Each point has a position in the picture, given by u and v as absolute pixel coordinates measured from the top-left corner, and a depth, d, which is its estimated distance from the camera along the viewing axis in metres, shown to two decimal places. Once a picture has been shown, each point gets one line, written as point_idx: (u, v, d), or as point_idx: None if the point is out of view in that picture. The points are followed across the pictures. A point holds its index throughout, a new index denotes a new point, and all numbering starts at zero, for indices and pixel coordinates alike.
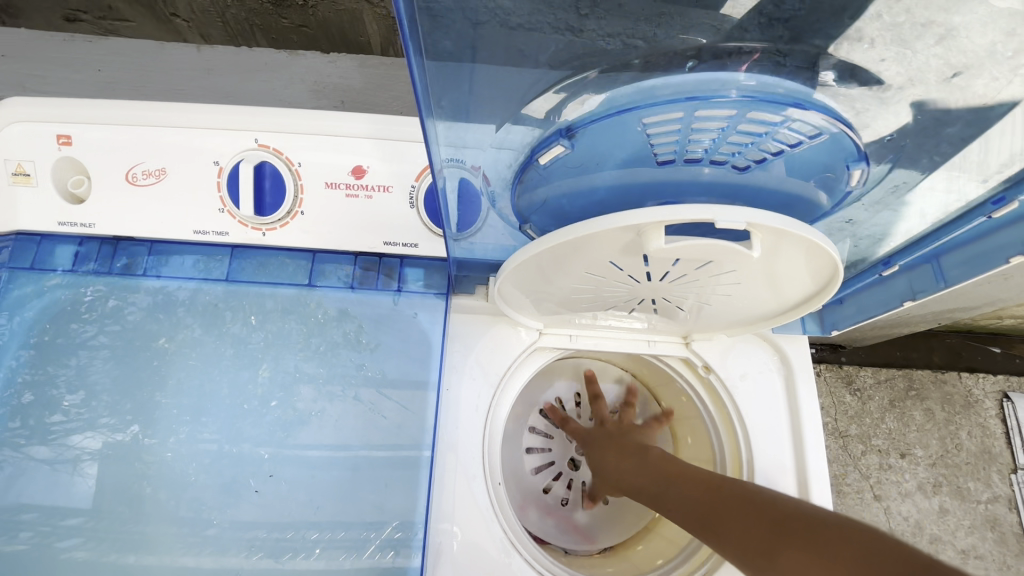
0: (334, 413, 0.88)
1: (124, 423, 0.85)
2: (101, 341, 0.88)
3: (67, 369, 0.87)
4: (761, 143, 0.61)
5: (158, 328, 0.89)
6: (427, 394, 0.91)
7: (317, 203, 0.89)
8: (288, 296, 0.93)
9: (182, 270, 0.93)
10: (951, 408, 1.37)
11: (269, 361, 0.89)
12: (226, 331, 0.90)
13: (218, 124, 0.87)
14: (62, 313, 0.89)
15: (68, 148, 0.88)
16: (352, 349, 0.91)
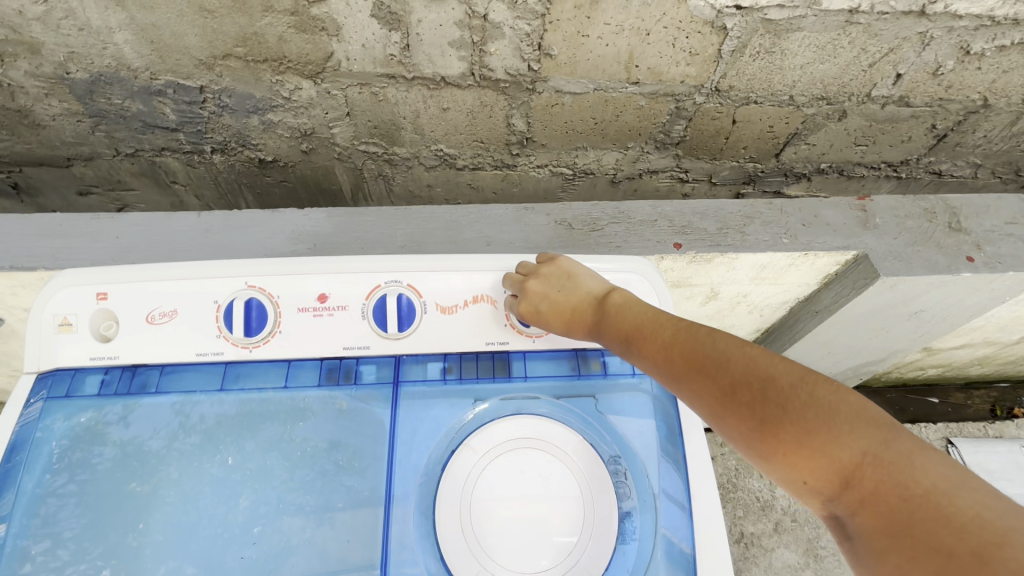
0: (308, 563, 0.50)
1: (96, 574, 0.49)
2: (77, 484, 0.52)
3: (39, 516, 0.50)
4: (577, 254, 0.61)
5: (138, 469, 0.53)
6: (412, 521, 0.52)
7: (290, 335, 0.56)
8: (265, 422, 0.55)
9: (169, 389, 0.56)
10: None
11: (248, 498, 0.52)
12: (210, 464, 0.53)
13: (191, 267, 0.57)
14: (66, 443, 0.53)
15: (107, 302, 0.56)
16: (338, 476, 0.53)
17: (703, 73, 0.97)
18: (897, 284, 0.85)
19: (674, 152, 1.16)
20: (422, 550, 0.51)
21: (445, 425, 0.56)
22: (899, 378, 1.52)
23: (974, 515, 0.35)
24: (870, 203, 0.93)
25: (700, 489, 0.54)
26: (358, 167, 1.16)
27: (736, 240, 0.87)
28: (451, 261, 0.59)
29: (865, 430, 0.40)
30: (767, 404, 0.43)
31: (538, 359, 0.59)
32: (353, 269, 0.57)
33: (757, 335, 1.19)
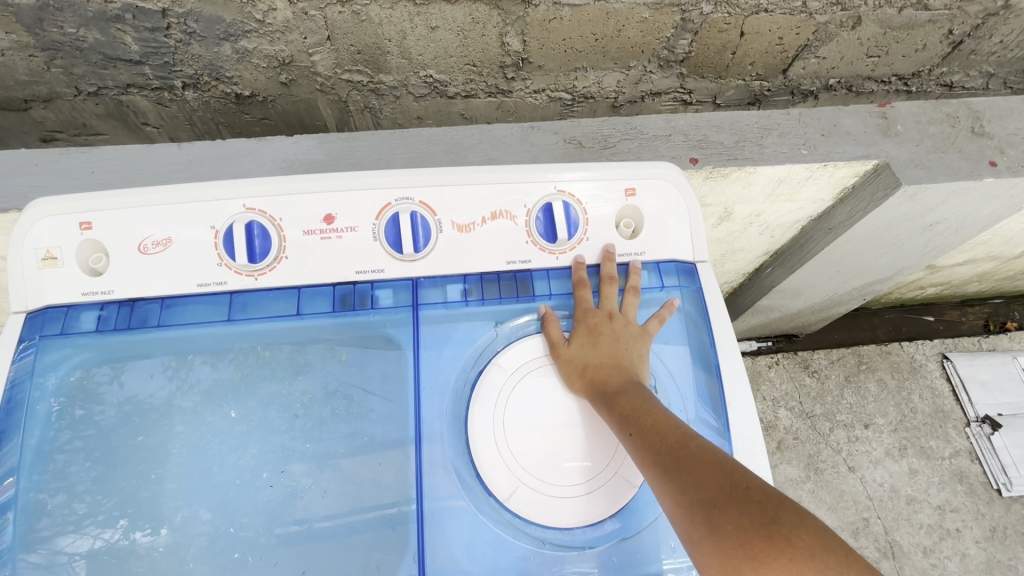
0: (334, 498, 0.49)
1: (114, 524, 0.49)
2: (83, 441, 0.51)
3: (49, 473, 0.49)
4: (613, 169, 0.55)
5: (142, 423, 0.51)
6: (444, 446, 0.50)
7: (298, 259, 0.52)
8: (264, 378, 0.53)
9: (157, 343, 0.53)
10: (900, 374, 1.44)
11: (254, 448, 0.51)
12: (218, 414, 0.52)
13: (181, 191, 0.52)
14: (62, 401, 0.51)
15: (93, 233, 0.51)
16: (335, 423, 0.52)
17: None
18: (918, 193, 0.83)
19: (678, 69, 1.03)
20: (452, 476, 0.50)
21: (470, 347, 0.53)
22: (898, 298, 1.54)
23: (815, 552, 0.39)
24: (891, 109, 0.88)
25: (737, 399, 0.53)
26: (343, 99, 1.07)
27: (753, 152, 0.83)
28: (465, 174, 0.54)
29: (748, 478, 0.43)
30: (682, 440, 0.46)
31: (563, 275, 0.56)
32: (358, 187, 0.52)
33: (765, 258, 1.17)
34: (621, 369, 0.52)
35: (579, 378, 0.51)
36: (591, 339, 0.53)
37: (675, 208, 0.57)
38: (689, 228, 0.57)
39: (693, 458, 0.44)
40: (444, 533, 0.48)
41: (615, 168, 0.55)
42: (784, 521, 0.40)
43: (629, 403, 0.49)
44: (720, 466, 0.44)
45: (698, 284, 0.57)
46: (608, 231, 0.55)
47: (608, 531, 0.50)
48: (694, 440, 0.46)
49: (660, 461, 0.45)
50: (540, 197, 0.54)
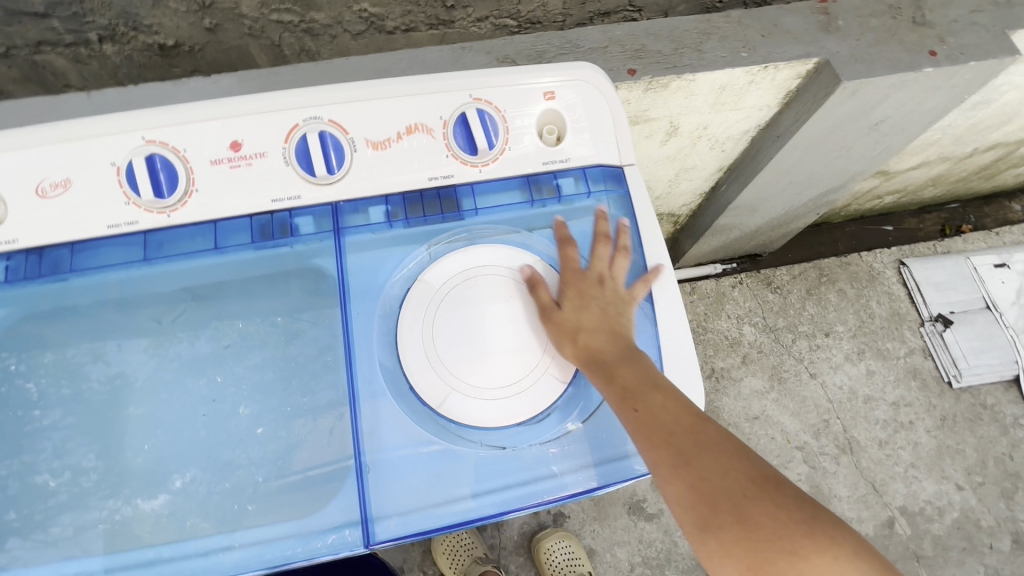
0: (312, 451, 0.52)
1: (119, 492, 0.50)
2: (76, 416, 0.52)
3: (48, 450, 0.51)
4: (539, 76, 0.53)
5: (131, 395, 0.53)
6: (377, 362, 0.51)
7: (208, 191, 0.50)
8: (253, 346, 0.54)
9: (136, 310, 0.54)
10: (859, 283, 1.48)
11: (248, 408, 0.53)
12: (200, 385, 0.53)
13: (70, 125, 0.48)
14: (43, 381, 0.52)
15: None
16: (325, 375, 0.53)
17: None
18: (859, 89, 0.82)
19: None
20: (387, 388, 0.50)
21: (397, 265, 0.53)
22: (857, 209, 1.56)
23: (824, 535, 0.46)
24: (833, 3, 0.86)
25: (664, 294, 0.55)
26: (279, 45, 0.83)
27: (692, 59, 0.81)
28: (375, 90, 0.51)
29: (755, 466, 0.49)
30: (695, 426, 0.49)
31: (487, 190, 0.54)
32: (261, 112, 0.50)
33: (719, 175, 1.17)
34: (616, 338, 0.53)
35: (572, 345, 0.52)
36: (582, 303, 0.53)
37: (603, 116, 0.55)
38: (613, 139, 0.56)
39: (709, 445, 0.49)
40: (381, 451, 0.49)
41: (531, 70, 0.53)
42: (806, 518, 0.46)
43: (631, 378, 0.50)
44: (737, 460, 0.48)
45: (625, 188, 0.56)
46: (532, 140, 0.54)
47: (544, 430, 0.51)
48: (707, 424, 0.50)
49: (675, 443, 0.49)
50: (457, 107, 0.52)
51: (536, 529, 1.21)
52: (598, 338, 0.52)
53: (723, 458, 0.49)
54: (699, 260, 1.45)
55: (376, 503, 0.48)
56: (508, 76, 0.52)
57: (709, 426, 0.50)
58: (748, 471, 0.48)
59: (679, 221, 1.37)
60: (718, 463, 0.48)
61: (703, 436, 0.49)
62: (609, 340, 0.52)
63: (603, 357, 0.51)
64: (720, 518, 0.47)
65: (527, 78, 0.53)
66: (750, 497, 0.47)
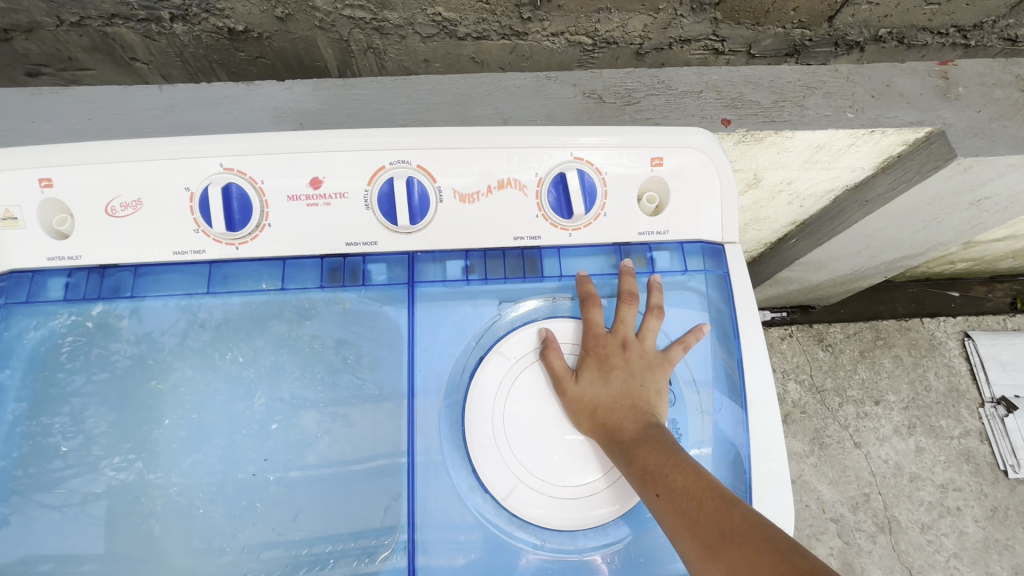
0: (330, 449, 0.46)
1: (129, 466, 0.46)
2: (98, 384, 0.47)
3: (66, 415, 0.46)
4: (647, 140, 0.48)
5: (155, 366, 0.47)
6: (439, 434, 0.47)
7: (281, 228, 0.47)
8: (272, 321, 0.48)
9: (171, 289, 0.48)
10: (918, 352, 1.40)
11: (262, 395, 0.47)
12: (220, 367, 0.47)
13: (147, 143, 0.45)
14: (78, 341, 0.47)
15: (54, 191, 0.46)
16: (347, 373, 0.48)
17: None
18: (974, 166, 0.75)
19: (712, 12, 0.68)
20: (447, 465, 0.47)
21: (470, 327, 0.49)
22: (923, 271, 1.47)
23: None
24: (953, 68, 0.79)
25: (759, 394, 0.48)
26: (347, 41, 0.72)
27: (793, 115, 0.75)
28: (471, 137, 0.47)
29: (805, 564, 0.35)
30: (722, 510, 0.39)
31: (574, 253, 0.50)
32: (347, 148, 0.46)
33: (790, 228, 1.10)
34: (637, 410, 0.46)
35: (588, 421, 0.46)
36: (602, 374, 0.47)
37: (712, 188, 0.50)
38: (718, 215, 0.50)
39: (741, 533, 0.38)
40: (434, 535, 0.45)
41: (640, 132, 0.48)
42: None
43: (651, 458, 0.43)
44: (771, 551, 0.36)
45: (726, 268, 0.51)
46: (630, 208, 0.49)
47: (613, 535, 0.47)
48: (737, 509, 0.39)
49: (699, 531, 0.39)
50: (555, 165, 0.47)
51: None
52: (621, 410, 0.46)
53: (753, 549, 0.37)
54: None
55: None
56: (614, 137, 0.48)
57: (739, 509, 0.39)
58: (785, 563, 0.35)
59: None
60: (748, 555, 0.37)
61: (732, 522, 0.39)
62: (631, 415, 0.46)
63: (623, 433, 0.45)
64: None
65: (633, 141, 0.48)
66: None
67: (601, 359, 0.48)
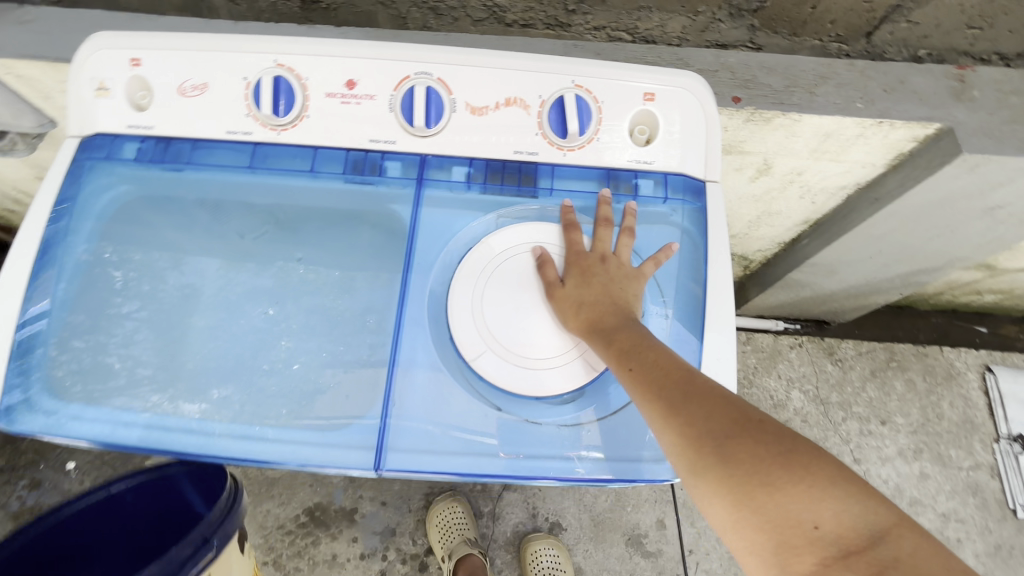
0: (341, 395, 0.51)
1: (165, 389, 0.52)
2: (150, 314, 0.55)
3: (119, 336, 0.54)
4: (643, 79, 0.54)
5: (197, 306, 0.55)
6: (425, 307, 0.53)
7: (317, 120, 0.55)
8: (308, 291, 0.55)
9: (228, 215, 0.58)
10: (933, 379, 1.37)
11: (289, 343, 0.54)
12: (251, 317, 0.55)
13: (221, 39, 0.55)
14: (133, 276, 0.56)
15: (140, 69, 0.56)
16: (363, 333, 0.54)
17: None
18: (980, 165, 0.77)
19: (750, 19, 0.80)
20: (427, 332, 0.53)
21: (466, 223, 0.56)
22: (949, 299, 1.44)
23: (823, 471, 0.42)
24: (971, 73, 0.80)
25: (718, 311, 0.53)
26: (404, 18, 0.84)
27: (803, 99, 0.79)
28: (487, 58, 0.54)
29: (748, 412, 0.46)
30: (684, 376, 0.48)
31: (567, 174, 0.56)
32: (381, 57, 0.54)
33: (803, 228, 1.12)
34: (616, 308, 0.52)
35: (573, 317, 0.51)
36: (584, 279, 0.53)
37: (699, 128, 0.55)
38: (702, 155, 0.55)
39: (700, 393, 0.47)
40: (410, 384, 0.51)
41: (638, 70, 0.54)
42: (800, 452, 0.43)
43: (627, 340, 0.50)
44: (725, 403, 0.46)
45: (703, 203, 0.56)
46: (621, 137, 0.55)
47: (568, 411, 0.51)
48: (697, 377, 0.48)
49: (666, 393, 0.47)
50: (557, 90, 0.54)
51: (529, 531, 1.20)
52: (605, 303, 0.52)
53: (710, 404, 0.46)
54: (762, 312, 1.39)
55: (393, 433, 0.49)
56: (613, 73, 0.54)
57: (696, 374, 0.48)
58: (735, 410, 0.46)
59: (749, 266, 1.33)
60: (706, 408, 0.46)
61: (693, 385, 0.47)
62: (613, 308, 0.52)
63: (604, 322, 0.51)
64: (709, 461, 0.44)
65: (630, 78, 0.54)
66: (744, 431, 0.44)
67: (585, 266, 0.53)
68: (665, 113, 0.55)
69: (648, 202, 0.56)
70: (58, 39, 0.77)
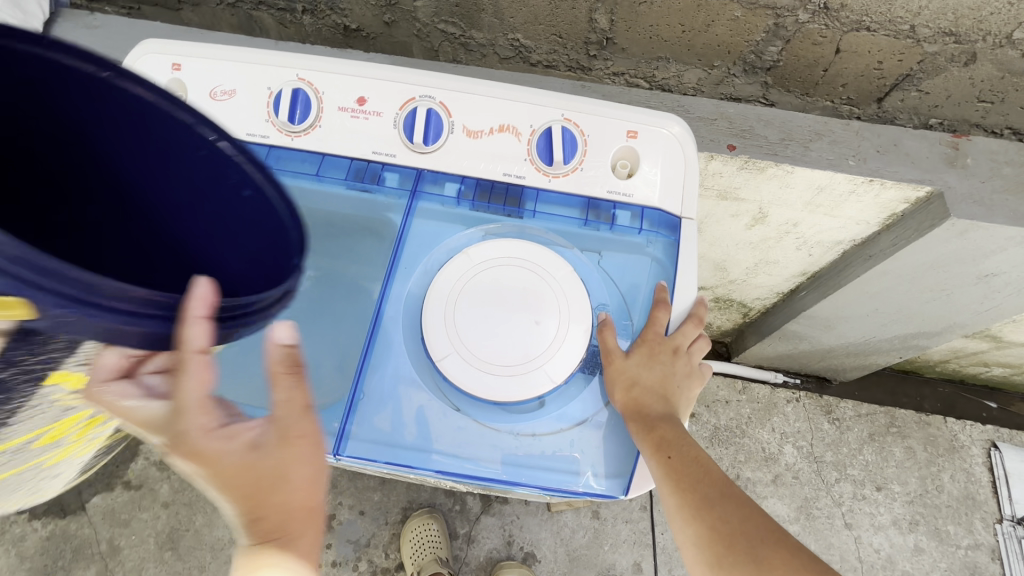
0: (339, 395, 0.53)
1: None
2: None
3: None
4: (626, 120, 0.59)
5: None
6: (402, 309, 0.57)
7: (327, 130, 0.60)
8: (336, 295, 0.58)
9: None
10: (935, 449, 1.33)
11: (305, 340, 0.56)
12: None
13: (254, 53, 0.62)
14: None
15: (180, 73, 0.62)
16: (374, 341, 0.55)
17: None
18: (969, 230, 0.78)
19: (764, 77, 0.88)
20: (400, 331, 0.56)
21: (451, 236, 0.60)
22: (955, 369, 1.41)
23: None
24: (965, 142, 0.83)
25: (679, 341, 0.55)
26: (435, 50, 0.95)
27: (796, 152, 0.82)
28: (486, 88, 0.59)
29: (767, 520, 0.52)
30: (714, 479, 0.54)
31: (550, 199, 0.59)
32: (392, 79, 0.60)
33: (801, 279, 1.13)
34: (664, 398, 0.55)
35: (624, 392, 0.53)
36: (647, 359, 0.55)
37: (676, 168, 0.59)
38: (678, 192, 0.59)
39: (729, 497, 0.53)
40: (377, 377, 0.54)
41: (621, 111, 0.60)
42: (814, 560, 0.50)
43: (670, 434, 0.52)
44: (753, 509, 0.53)
45: (677, 237, 0.59)
46: (603, 170, 0.59)
47: (523, 421, 0.53)
48: (726, 482, 0.54)
49: (702, 491, 0.53)
50: (546, 122, 0.59)
51: (503, 559, 1.19)
52: (654, 394, 0.54)
53: (735, 505, 0.53)
54: (759, 362, 1.38)
55: (355, 424, 0.52)
56: (599, 112, 0.59)
57: (724, 477, 0.55)
58: (758, 516, 0.52)
59: (748, 314, 1.34)
60: (733, 508, 0.53)
61: (719, 487, 0.54)
62: (661, 400, 0.55)
63: (652, 412, 0.53)
64: (734, 557, 0.50)
65: (614, 118, 0.59)
66: (764, 534, 0.51)
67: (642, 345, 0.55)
68: (645, 152, 0.59)
69: (625, 232, 0.59)
70: (119, 46, 0.86)
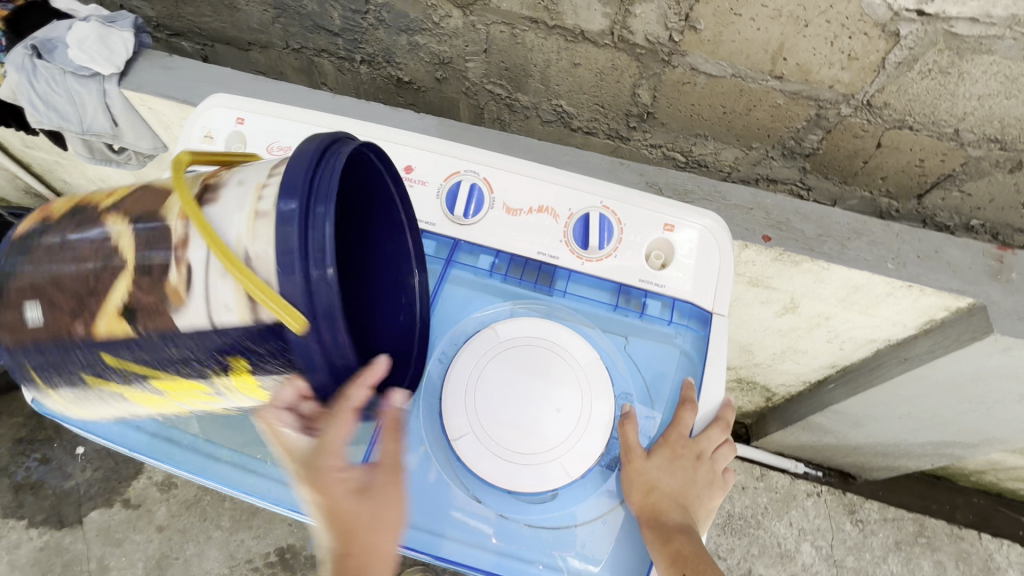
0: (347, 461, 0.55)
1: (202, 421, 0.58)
2: None
3: None
4: (665, 211, 0.60)
5: None
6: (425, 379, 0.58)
7: None
8: None
9: None
10: (967, 567, 1.23)
11: None
12: None
13: (314, 116, 0.65)
14: None
15: (243, 126, 0.66)
16: None
17: (857, 83, 0.74)
18: (1014, 348, 0.75)
19: (801, 162, 0.89)
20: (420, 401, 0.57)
21: (479, 307, 0.60)
22: (992, 480, 1.32)
23: None
24: (1010, 255, 0.81)
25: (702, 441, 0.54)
26: (481, 110, 0.99)
27: (833, 249, 0.81)
28: (529, 169, 0.61)
29: None
30: None
31: (582, 281, 0.59)
32: (439, 151, 0.62)
33: (830, 371, 1.09)
34: (682, 506, 0.53)
35: (642, 496, 0.52)
36: (669, 462, 0.53)
37: (712, 263, 0.59)
38: (712, 288, 0.59)
39: None
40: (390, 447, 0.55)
41: (660, 203, 0.60)
42: None
43: (687, 548, 0.50)
44: None
45: (707, 333, 0.58)
46: (638, 258, 0.59)
47: (533, 510, 0.53)
48: None
49: None
50: (585, 206, 0.60)
51: None
52: (671, 501, 0.52)
53: None
54: (780, 449, 1.33)
55: None
56: (638, 201, 0.60)
57: None
58: None
59: (772, 399, 1.29)
60: None
61: None
62: (679, 508, 0.53)
63: (669, 521, 0.51)
64: None
65: (652, 209, 0.60)
66: None
67: (666, 448, 0.54)
68: (681, 245, 0.59)
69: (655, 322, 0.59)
70: (189, 87, 0.91)
